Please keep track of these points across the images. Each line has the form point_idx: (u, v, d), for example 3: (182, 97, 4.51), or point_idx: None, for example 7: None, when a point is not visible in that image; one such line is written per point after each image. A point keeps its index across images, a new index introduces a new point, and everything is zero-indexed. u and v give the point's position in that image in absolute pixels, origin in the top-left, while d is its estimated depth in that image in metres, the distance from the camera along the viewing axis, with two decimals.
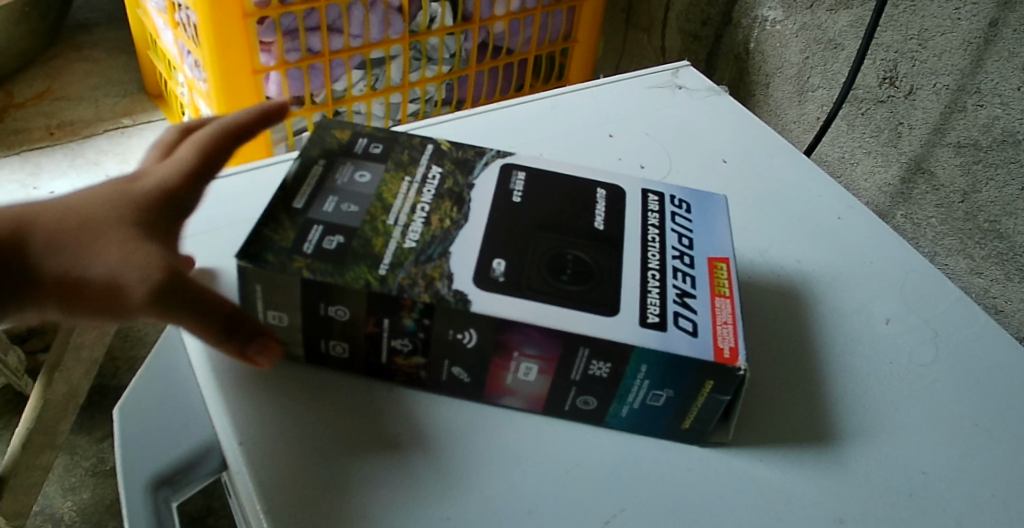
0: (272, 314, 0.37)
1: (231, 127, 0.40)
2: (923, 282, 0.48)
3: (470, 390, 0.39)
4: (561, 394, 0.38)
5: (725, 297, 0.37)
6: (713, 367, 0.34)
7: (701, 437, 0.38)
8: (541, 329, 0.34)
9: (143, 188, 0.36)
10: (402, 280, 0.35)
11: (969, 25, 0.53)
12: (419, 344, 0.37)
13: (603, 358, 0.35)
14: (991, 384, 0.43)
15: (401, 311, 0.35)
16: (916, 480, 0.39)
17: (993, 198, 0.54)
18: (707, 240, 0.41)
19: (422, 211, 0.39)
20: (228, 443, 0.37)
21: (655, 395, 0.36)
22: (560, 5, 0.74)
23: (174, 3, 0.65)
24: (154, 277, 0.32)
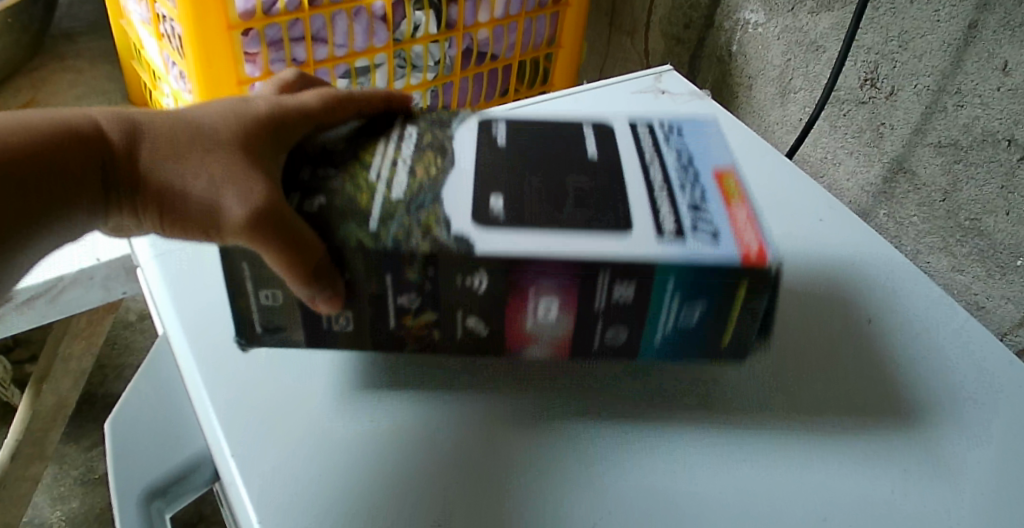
0: (264, 292, 0.38)
1: (349, 96, 0.42)
2: (903, 282, 0.49)
3: (492, 345, 0.40)
4: (588, 328, 0.39)
5: (740, 203, 0.39)
6: (743, 267, 0.35)
7: (740, 354, 0.40)
8: (559, 261, 0.35)
9: (262, 114, 0.38)
10: (396, 233, 0.35)
11: (948, 27, 0.53)
12: (427, 300, 0.37)
13: (627, 278, 0.36)
14: (972, 381, 0.44)
15: (403, 267, 0.35)
16: (899, 478, 0.39)
17: (973, 196, 0.55)
18: (707, 156, 0.42)
19: (404, 163, 0.39)
20: (219, 455, 0.38)
21: (688, 314, 0.38)
22: (543, 11, 0.75)
23: (159, 15, 0.65)
24: (243, 189, 0.34)
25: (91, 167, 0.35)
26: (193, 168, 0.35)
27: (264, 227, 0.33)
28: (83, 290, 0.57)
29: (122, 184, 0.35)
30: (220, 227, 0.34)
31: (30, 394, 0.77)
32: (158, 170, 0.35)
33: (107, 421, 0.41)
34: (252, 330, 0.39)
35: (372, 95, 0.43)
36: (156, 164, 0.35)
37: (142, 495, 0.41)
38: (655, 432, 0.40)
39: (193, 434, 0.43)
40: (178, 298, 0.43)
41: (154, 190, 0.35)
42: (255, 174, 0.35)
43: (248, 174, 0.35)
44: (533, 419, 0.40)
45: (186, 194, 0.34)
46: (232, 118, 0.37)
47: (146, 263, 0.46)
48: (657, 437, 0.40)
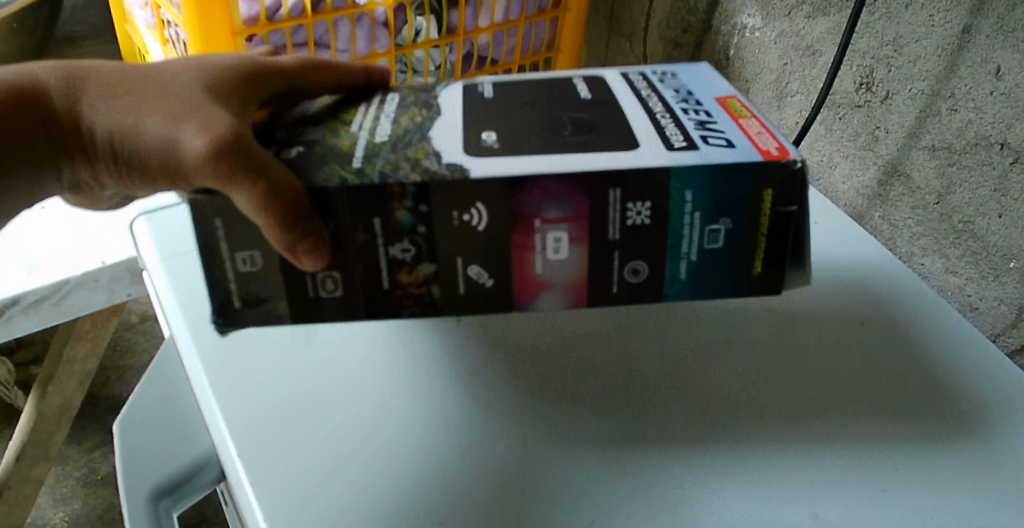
0: (241, 256, 0.38)
1: (322, 66, 0.44)
2: (892, 289, 0.51)
3: (503, 291, 0.41)
4: (606, 265, 0.40)
5: (747, 117, 0.41)
6: (764, 164, 0.37)
7: (772, 284, 0.42)
8: (561, 182, 0.37)
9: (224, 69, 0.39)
10: (384, 167, 0.36)
11: (943, 31, 0.54)
12: (422, 248, 0.39)
13: (637, 198, 0.38)
14: (967, 377, 0.44)
15: (393, 202, 0.36)
16: (896, 476, 0.39)
17: (967, 199, 0.56)
18: (704, 88, 0.44)
19: (388, 116, 0.40)
20: (225, 455, 0.39)
21: (711, 233, 0.39)
22: (543, 16, 0.76)
23: (164, 20, 0.66)
24: (200, 120, 0.34)
25: (50, 125, 0.37)
26: (158, 111, 0.35)
27: (221, 148, 0.33)
28: (88, 293, 0.58)
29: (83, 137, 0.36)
30: (183, 163, 0.34)
31: (34, 396, 0.78)
32: (121, 116, 0.36)
33: (116, 419, 0.43)
34: (230, 306, 0.40)
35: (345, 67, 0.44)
36: (121, 112, 0.36)
37: (150, 494, 0.41)
38: (653, 429, 0.41)
39: (199, 434, 0.44)
40: (183, 304, 0.45)
41: (116, 139, 0.35)
42: (214, 111, 0.35)
43: (207, 111, 0.35)
44: (533, 420, 0.41)
45: (149, 135, 0.35)
46: (200, 73, 0.38)
47: (154, 268, 0.48)
48: (653, 437, 0.40)
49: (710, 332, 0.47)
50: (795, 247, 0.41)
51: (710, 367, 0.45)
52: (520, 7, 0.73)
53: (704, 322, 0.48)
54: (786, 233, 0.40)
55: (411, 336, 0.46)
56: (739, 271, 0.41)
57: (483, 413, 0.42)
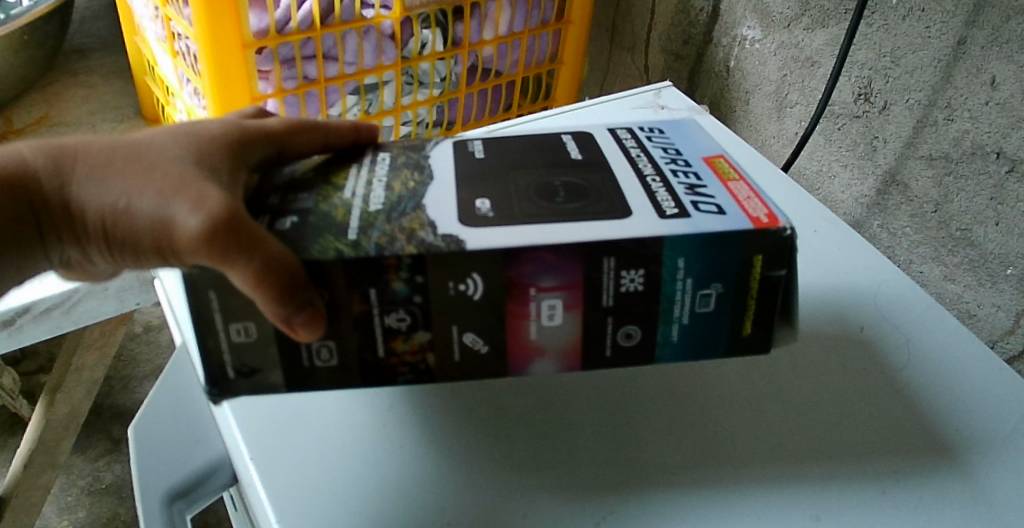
0: (234, 326, 0.35)
1: (315, 126, 0.41)
2: (897, 290, 0.51)
3: (495, 360, 0.38)
4: (599, 330, 0.38)
5: (735, 180, 0.39)
6: (755, 233, 0.35)
7: (761, 347, 0.40)
8: (556, 253, 0.35)
9: (217, 133, 0.37)
10: (379, 238, 0.34)
11: (938, 43, 0.55)
12: (417, 317, 0.36)
13: (633, 265, 0.36)
14: (969, 381, 0.45)
15: (388, 274, 0.34)
16: (895, 479, 0.39)
17: (964, 207, 0.57)
18: (693, 147, 0.42)
19: (380, 180, 0.38)
20: (237, 456, 0.40)
21: (704, 297, 0.37)
22: (546, 29, 0.77)
23: (174, 32, 0.67)
24: (197, 196, 0.32)
25: (39, 202, 0.34)
26: (146, 184, 0.33)
27: (228, 233, 0.31)
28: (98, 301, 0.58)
29: (72, 213, 0.34)
30: (188, 249, 0.32)
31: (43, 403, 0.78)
32: (110, 191, 0.33)
33: (131, 426, 0.44)
34: (221, 363, 0.36)
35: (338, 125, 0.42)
36: (109, 185, 0.33)
37: (164, 496, 0.42)
38: (655, 430, 0.41)
39: (211, 437, 0.45)
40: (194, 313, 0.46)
41: (108, 220, 0.33)
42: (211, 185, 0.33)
43: (204, 185, 0.33)
44: (535, 424, 0.41)
45: (139, 214, 0.32)
46: (189, 140, 0.36)
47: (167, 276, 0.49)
48: (657, 440, 0.41)
49: None
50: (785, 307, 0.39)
51: (714, 370, 0.45)
52: (524, 20, 0.75)
53: None
54: (777, 298, 0.38)
55: None
56: (729, 336, 0.39)
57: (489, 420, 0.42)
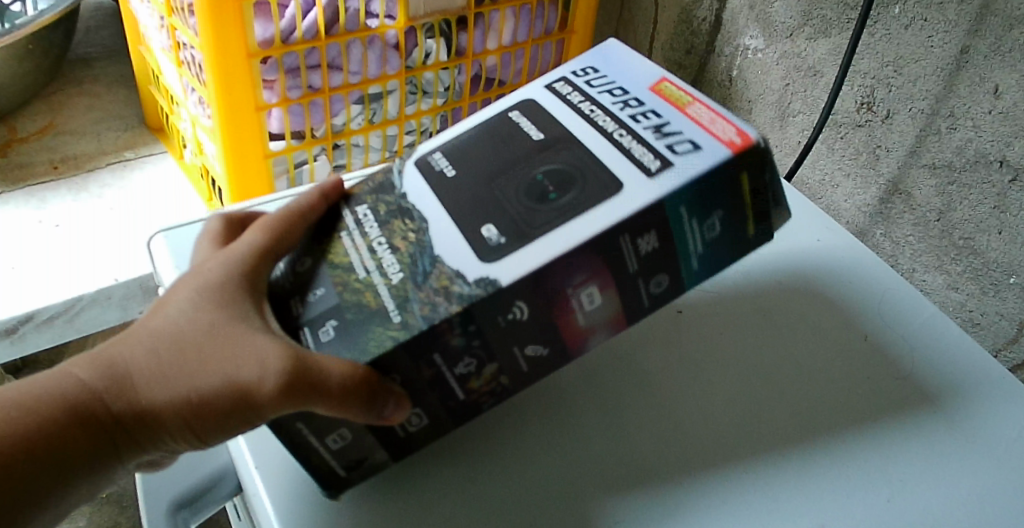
0: (330, 438, 0.39)
1: (295, 215, 0.42)
2: (900, 302, 0.53)
3: (557, 357, 0.41)
4: (634, 293, 0.40)
5: (691, 104, 0.42)
6: (736, 155, 0.39)
7: (766, 231, 0.44)
8: (576, 252, 0.37)
9: (227, 279, 0.38)
10: (422, 310, 0.36)
11: (941, 52, 0.55)
12: (481, 356, 0.38)
13: (644, 230, 0.38)
14: (963, 389, 0.47)
15: (445, 337, 0.36)
16: (895, 486, 0.42)
17: (967, 215, 0.57)
18: (634, 80, 0.44)
19: (382, 244, 0.40)
20: (244, 470, 0.42)
21: (709, 224, 0.40)
22: (549, 39, 0.78)
23: (179, 42, 0.67)
24: (255, 369, 0.35)
25: (111, 429, 0.36)
26: (200, 366, 0.36)
27: (307, 389, 0.35)
28: (103, 307, 0.73)
29: (147, 424, 0.36)
30: (271, 409, 0.35)
31: None
32: (173, 387, 0.35)
33: None
34: None
35: (311, 202, 0.43)
36: (168, 382, 0.36)
37: (167, 506, 0.44)
38: (670, 440, 0.44)
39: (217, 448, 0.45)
40: None
41: (183, 416, 0.35)
42: (257, 346, 0.35)
43: (252, 352, 0.35)
44: (556, 432, 0.44)
45: (215, 402, 0.35)
46: (203, 301, 0.37)
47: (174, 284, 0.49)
48: (671, 450, 0.43)
49: (722, 345, 0.50)
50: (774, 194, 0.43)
51: (724, 382, 0.47)
52: (527, 30, 0.75)
53: (715, 333, 0.50)
54: (764, 192, 0.41)
55: None
56: (733, 243, 0.42)
57: (506, 428, 0.44)
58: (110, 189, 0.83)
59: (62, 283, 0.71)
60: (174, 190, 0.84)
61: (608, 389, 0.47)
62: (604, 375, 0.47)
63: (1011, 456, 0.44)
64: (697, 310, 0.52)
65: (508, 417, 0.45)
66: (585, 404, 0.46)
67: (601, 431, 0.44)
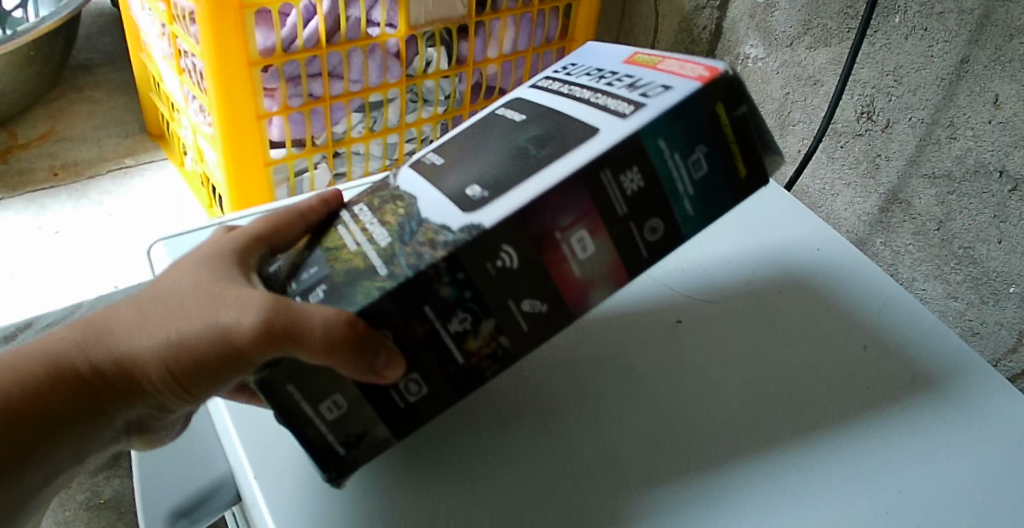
0: (324, 406, 0.38)
1: (295, 216, 0.43)
2: (899, 310, 0.53)
3: (556, 314, 0.40)
4: (629, 240, 0.40)
5: (661, 62, 0.43)
6: (706, 85, 0.39)
7: (761, 176, 0.42)
8: (559, 190, 0.37)
9: (221, 252, 0.40)
10: (408, 260, 0.36)
11: (941, 62, 0.55)
12: (476, 310, 0.38)
13: (626, 166, 0.38)
14: (960, 396, 0.48)
15: (433, 284, 0.36)
16: (893, 494, 0.42)
17: (967, 225, 0.57)
18: (608, 60, 0.45)
19: (372, 221, 0.40)
20: (242, 476, 0.42)
21: (696, 162, 0.40)
22: (549, 47, 0.78)
23: (180, 50, 0.68)
24: (235, 310, 0.35)
25: (98, 383, 0.37)
26: (188, 313, 0.36)
27: (284, 323, 0.35)
28: None
29: (135, 376, 0.37)
30: (250, 350, 0.35)
31: None
32: (160, 336, 0.36)
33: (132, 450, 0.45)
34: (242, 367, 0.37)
35: (309, 204, 0.44)
36: (155, 333, 0.37)
37: (166, 515, 0.44)
38: (667, 446, 0.44)
39: (216, 459, 0.46)
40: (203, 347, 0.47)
41: (168, 367, 0.36)
42: (242, 293, 0.36)
43: (237, 297, 0.36)
44: (554, 439, 0.44)
45: (198, 347, 0.36)
46: (197, 267, 0.39)
47: None
48: (668, 456, 0.43)
49: (721, 353, 0.49)
50: (762, 140, 0.42)
51: (723, 389, 0.47)
52: (528, 39, 0.76)
53: (712, 342, 0.50)
54: (750, 131, 0.41)
55: None
56: (727, 185, 0.42)
57: (503, 434, 0.44)
58: (110, 196, 0.83)
59: (61, 291, 0.71)
60: (175, 198, 0.84)
61: (606, 396, 0.46)
62: (604, 382, 0.47)
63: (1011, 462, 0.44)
64: (696, 319, 0.51)
65: (505, 424, 0.45)
66: (583, 411, 0.45)
67: (599, 438, 0.44)
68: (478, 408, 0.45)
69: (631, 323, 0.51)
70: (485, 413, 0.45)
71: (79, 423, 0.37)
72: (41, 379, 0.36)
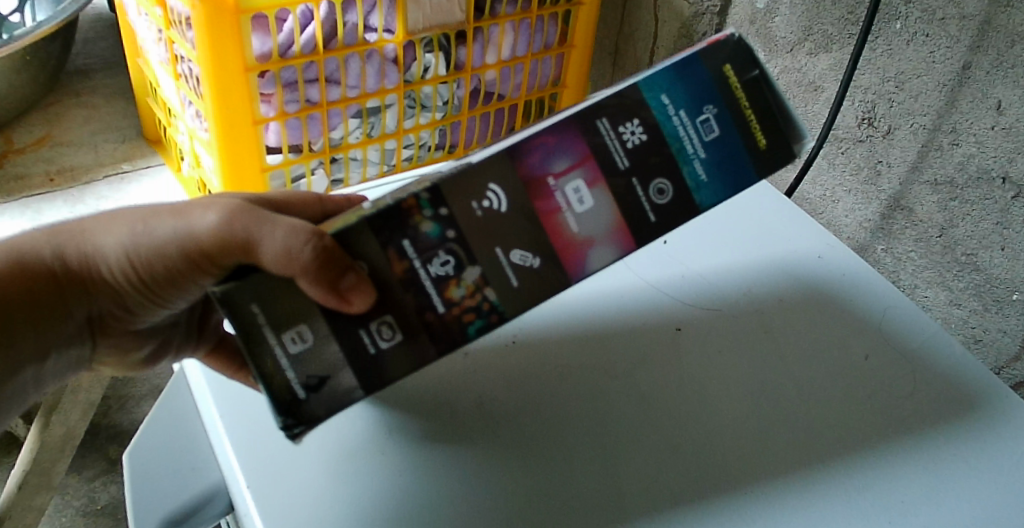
0: (288, 336, 0.37)
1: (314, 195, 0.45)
2: (911, 318, 0.52)
3: (551, 271, 0.40)
4: (632, 198, 0.39)
5: None
6: (713, 46, 0.40)
7: (788, 151, 0.40)
8: (549, 131, 0.38)
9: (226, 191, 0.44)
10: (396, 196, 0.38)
11: (943, 68, 0.55)
12: (459, 254, 0.38)
13: (625, 117, 0.39)
14: (964, 407, 0.47)
15: (413, 217, 0.38)
16: (896, 508, 0.41)
17: (970, 231, 0.56)
18: None
19: None
20: (234, 484, 0.42)
21: (705, 124, 0.39)
22: (549, 53, 0.78)
23: (176, 56, 0.67)
24: (209, 210, 0.39)
25: (67, 273, 0.42)
26: (167, 212, 0.40)
27: (245, 221, 0.37)
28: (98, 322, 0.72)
29: (103, 271, 0.41)
30: (211, 244, 0.38)
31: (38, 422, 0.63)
32: (135, 229, 0.40)
33: (124, 455, 0.47)
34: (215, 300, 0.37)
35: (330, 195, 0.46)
36: (130, 228, 0.41)
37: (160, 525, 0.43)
38: (665, 459, 0.43)
39: (209, 466, 0.45)
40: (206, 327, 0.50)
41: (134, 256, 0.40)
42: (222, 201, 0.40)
43: (215, 203, 0.39)
44: (552, 451, 0.43)
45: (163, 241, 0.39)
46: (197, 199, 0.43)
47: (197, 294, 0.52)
48: (667, 470, 0.43)
49: (721, 363, 0.49)
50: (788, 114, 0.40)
51: (722, 399, 0.47)
52: (527, 44, 0.75)
53: (711, 350, 0.49)
54: (768, 98, 0.40)
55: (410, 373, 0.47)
56: (746, 153, 0.40)
57: (501, 443, 0.43)
58: (106, 202, 0.82)
59: None
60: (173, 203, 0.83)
61: (605, 405, 0.46)
62: (603, 392, 0.47)
63: (1015, 474, 0.44)
64: (697, 328, 0.51)
65: (504, 435, 0.44)
66: (580, 419, 0.45)
67: (596, 451, 0.43)
68: (474, 417, 0.45)
69: (632, 331, 0.50)
70: (481, 423, 0.44)
71: (54, 309, 0.42)
72: (10, 273, 0.41)
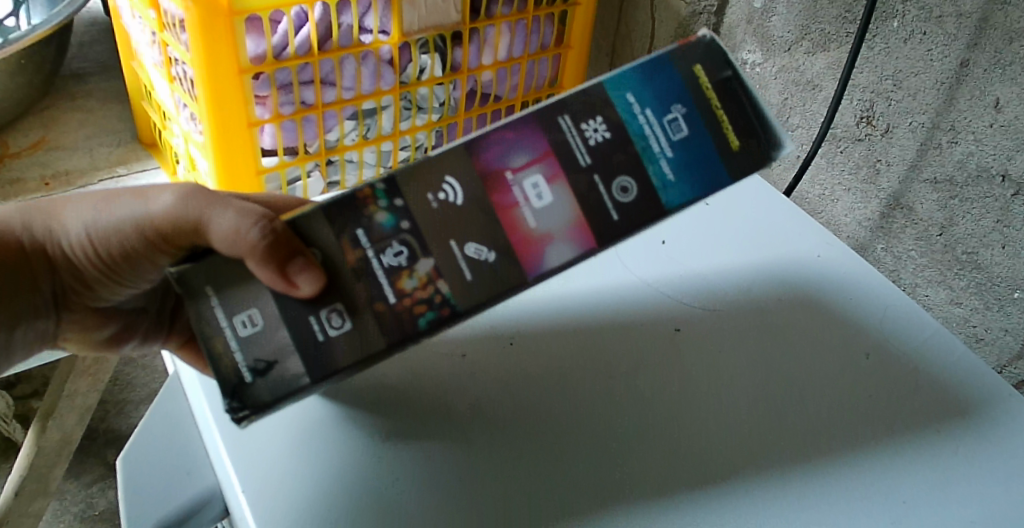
0: (239, 318, 0.38)
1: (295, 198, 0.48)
2: (908, 316, 0.52)
3: (507, 266, 0.39)
4: (593, 195, 0.39)
5: None
6: (681, 47, 0.40)
7: (762, 154, 0.39)
8: (511, 128, 0.39)
9: None
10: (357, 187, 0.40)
11: (941, 65, 0.55)
12: (413, 245, 0.39)
13: (588, 114, 0.39)
14: (966, 405, 0.47)
15: (367, 206, 0.39)
16: (898, 509, 0.41)
17: (970, 230, 0.56)
18: None
19: None
20: (227, 485, 0.41)
21: (673, 122, 0.39)
22: (545, 54, 0.77)
23: (171, 58, 0.67)
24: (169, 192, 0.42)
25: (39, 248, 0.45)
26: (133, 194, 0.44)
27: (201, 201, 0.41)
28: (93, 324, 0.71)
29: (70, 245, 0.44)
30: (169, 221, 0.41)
31: (34, 429, 0.63)
32: (102, 209, 0.44)
33: (119, 459, 0.47)
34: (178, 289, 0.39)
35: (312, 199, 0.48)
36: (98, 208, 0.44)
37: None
38: (665, 460, 0.43)
39: (203, 470, 0.44)
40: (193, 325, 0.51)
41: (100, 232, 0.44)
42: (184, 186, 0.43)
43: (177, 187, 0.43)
44: (551, 451, 0.43)
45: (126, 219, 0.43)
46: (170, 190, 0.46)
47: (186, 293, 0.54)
48: (667, 470, 0.42)
49: (720, 362, 0.48)
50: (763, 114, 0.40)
51: (722, 398, 0.46)
52: (523, 45, 0.75)
53: (710, 349, 0.49)
54: (740, 98, 0.40)
55: (406, 374, 0.46)
56: (716, 153, 0.39)
57: (498, 444, 0.43)
58: None
59: None
60: None
61: (603, 405, 0.45)
62: (602, 392, 0.46)
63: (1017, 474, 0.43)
64: (695, 327, 0.50)
65: (501, 435, 0.43)
66: (580, 419, 0.45)
67: (596, 451, 0.43)
68: (472, 418, 0.44)
69: (630, 330, 0.50)
70: (478, 423, 0.44)
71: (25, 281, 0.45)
72: None
